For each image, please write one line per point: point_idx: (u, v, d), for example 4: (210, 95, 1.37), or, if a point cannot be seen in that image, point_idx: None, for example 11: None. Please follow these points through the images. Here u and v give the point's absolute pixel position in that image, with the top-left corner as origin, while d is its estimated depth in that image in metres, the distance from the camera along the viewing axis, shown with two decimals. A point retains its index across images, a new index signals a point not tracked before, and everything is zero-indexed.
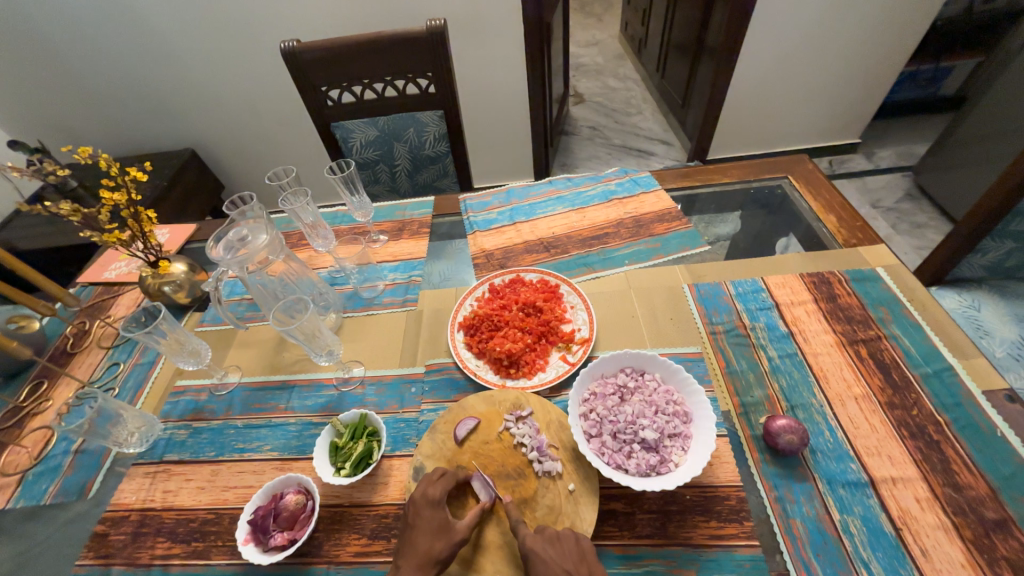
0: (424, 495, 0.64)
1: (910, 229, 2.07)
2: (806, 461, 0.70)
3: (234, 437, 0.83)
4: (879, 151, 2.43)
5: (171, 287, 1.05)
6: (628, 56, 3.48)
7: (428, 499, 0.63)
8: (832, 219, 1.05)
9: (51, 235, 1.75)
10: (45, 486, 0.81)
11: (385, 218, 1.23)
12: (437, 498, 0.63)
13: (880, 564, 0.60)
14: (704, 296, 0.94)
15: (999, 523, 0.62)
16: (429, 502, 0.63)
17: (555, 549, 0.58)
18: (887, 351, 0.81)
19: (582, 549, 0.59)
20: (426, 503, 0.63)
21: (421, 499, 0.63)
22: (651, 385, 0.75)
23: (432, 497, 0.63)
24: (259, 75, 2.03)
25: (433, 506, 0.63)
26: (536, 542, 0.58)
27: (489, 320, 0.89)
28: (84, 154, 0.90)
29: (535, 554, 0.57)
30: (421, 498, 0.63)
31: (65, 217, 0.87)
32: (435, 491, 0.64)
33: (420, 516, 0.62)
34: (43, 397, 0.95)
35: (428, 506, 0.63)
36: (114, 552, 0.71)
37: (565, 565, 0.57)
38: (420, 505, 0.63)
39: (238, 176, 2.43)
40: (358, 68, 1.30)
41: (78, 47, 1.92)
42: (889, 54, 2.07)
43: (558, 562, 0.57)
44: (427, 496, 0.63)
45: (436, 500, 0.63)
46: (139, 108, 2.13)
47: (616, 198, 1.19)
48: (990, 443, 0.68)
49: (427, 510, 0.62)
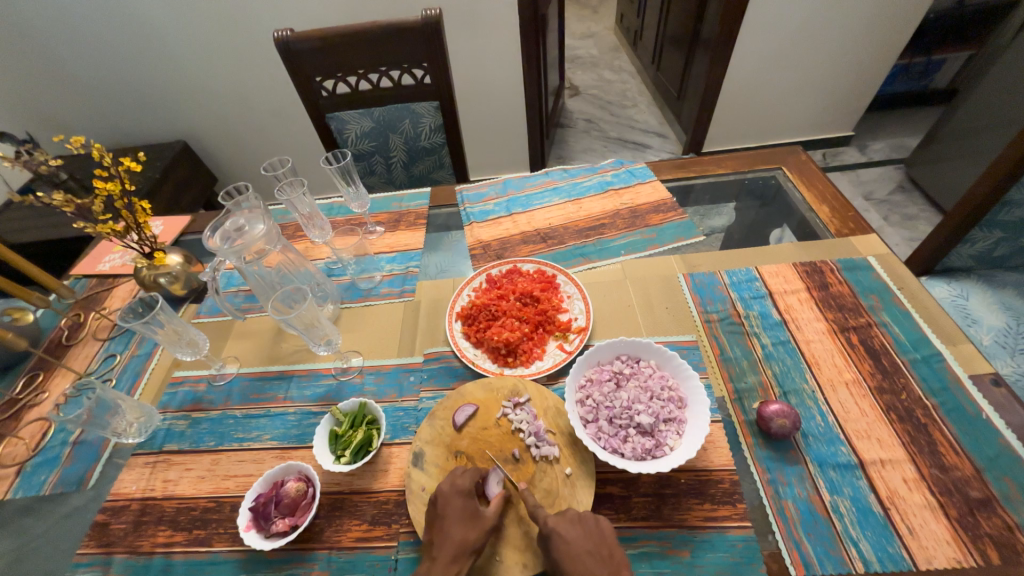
0: (452, 485, 0.64)
1: (901, 220, 2.09)
2: (798, 445, 0.72)
3: (234, 427, 0.83)
4: (871, 144, 2.45)
5: (166, 279, 1.05)
6: (624, 48, 3.47)
7: (458, 489, 0.63)
8: (825, 209, 1.06)
9: (42, 228, 1.72)
10: (45, 476, 0.82)
11: (382, 209, 1.23)
12: (467, 488, 0.64)
13: (869, 543, 0.62)
14: (699, 285, 0.95)
15: (983, 502, 0.64)
16: (458, 491, 0.63)
17: (577, 530, 0.60)
18: (877, 337, 0.83)
19: (602, 532, 0.60)
20: (455, 493, 0.63)
21: (452, 490, 0.64)
22: (646, 371, 0.76)
23: (460, 487, 0.64)
24: (251, 66, 2.01)
25: (463, 496, 0.63)
26: (560, 524, 0.60)
27: (486, 310, 0.90)
28: (77, 144, 0.89)
29: (558, 533, 0.59)
30: (450, 489, 0.64)
31: (58, 208, 0.88)
32: (463, 482, 0.64)
33: (451, 506, 0.62)
34: (39, 389, 0.95)
35: (460, 495, 0.63)
36: (115, 541, 0.72)
37: (585, 546, 0.58)
38: (448, 497, 0.63)
39: (231, 169, 2.41)
40: (352, 58, 1.29)
41: (66, 38, 1.89)
42: (882, 47, 2.08)
43: (579, 542, 0.58)
44: (456, 486, 0.64)
45: (466, 490, 0.64)
46: (129, 100, 2.10)
47: (612, 189, 1.20)
48: (975, 426, 0.70)
49: (458, 500, 0.63)
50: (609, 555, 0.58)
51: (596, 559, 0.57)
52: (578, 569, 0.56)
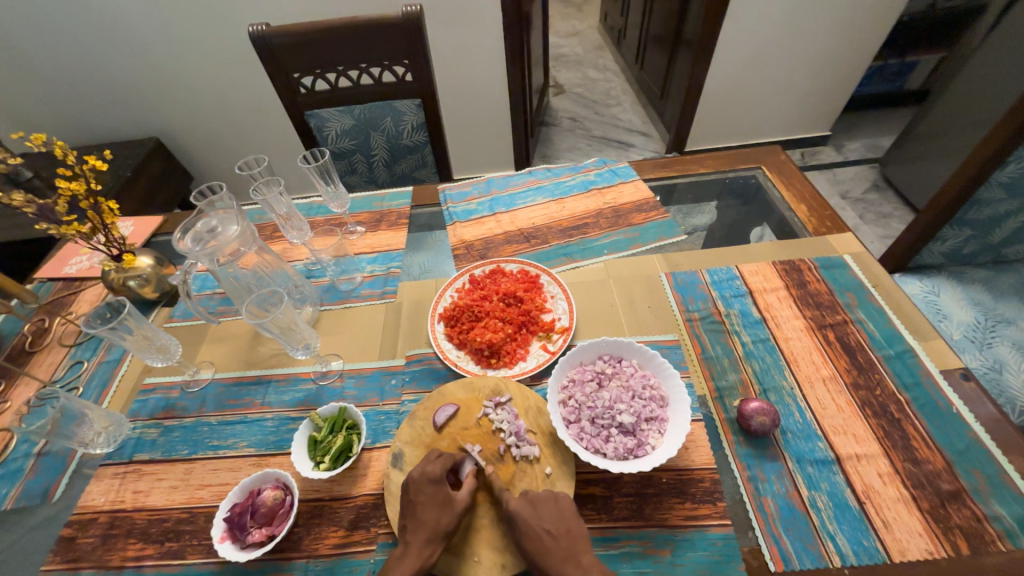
0: (423, 472, 0.64)
1: (876, 218, 2.15)
2: (777, 442, 0.73)
3: (208, 434, 0.81)
4: (848, 143, 2.51)
5: (136, 282, 1.01)
6: (607, 47, 3.48)
7: (429, 477, 0.63)
8: (803, 208, 1.08)
9: (5, 228, 1.65)
10: (6, 490, 0.78)
11: (362, 209, 1.21)
12: (437, 475, 0.64)
13: (845, 536, 0.63)
14: (681, 284, 0.96)
15: (953, 493, 0.65)
16: (429, 479, 0.63)
17: (551, 509, 0.61)
18: (853, 334, 0.84)
19: (563, 509, 0.62)
20: (427, 480, 0.63)
21: (422, 477, 0.63)
22: (629, 371, 0.76)
23: (430, 475, 0.63)
24: (228, 62, 1.96)
25: (434, 483, 0.63)
26: (521, 506, 0.61)
27: (470, 311, 0.89)
28: (38, 142, 0.85)
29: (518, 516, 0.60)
30: (421, 476, 0.63)
31: (19, 208, 0.84)
32: (434, 469, 0.64)
33: (422, 494, 0.62)
34: (0, 398, 0.91)
35: (431, 482, 0.63)
36: (82, 556, 0.69)
37: (547, 526, 0.60)
38: (420, 484, 0.63)
39: (207, 167, 2.34)
40: (331, 55, 1.26)
41: (29, 30, 1.81)
42: (857, 48, 2.12)
43: (538, 521, 0.60)
44: (427, 474, 0.63)
45: (436, 477, 0.63)
46: (98, 96, 2.03)
47: (595, 188, 1.20)
48: (946, 419, 0.72)
49: (430, 488, 0.63)
50: (570, 531, 0.60)
51: (556, 538, 0.58)
52: (538, 547, 0.58)
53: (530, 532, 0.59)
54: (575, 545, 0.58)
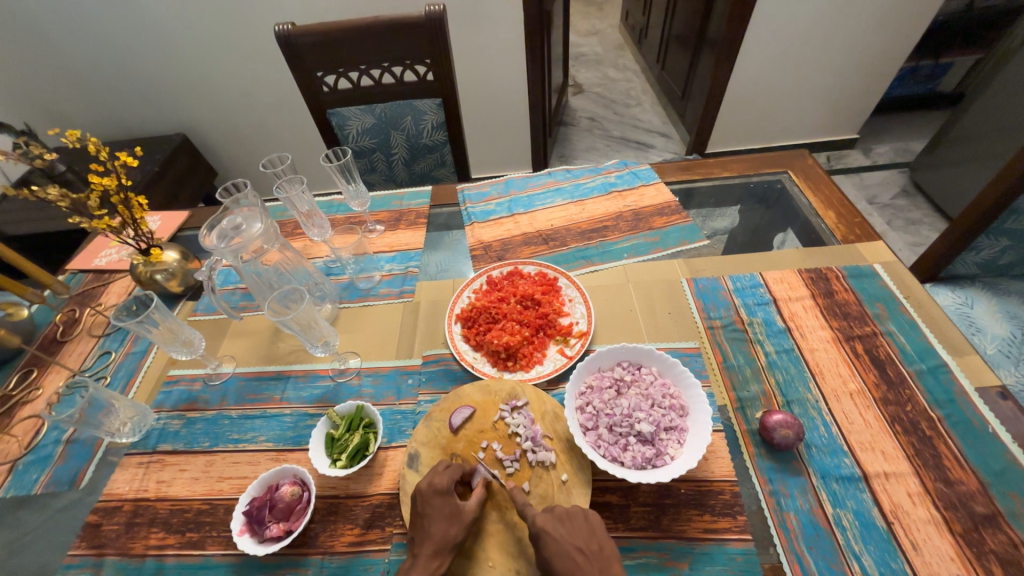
0: (431, 485, 0.64)
1: (904, 225, 2.08)
2: (801, 456, 0.71)
3: (229, 428, 0.82)
4: (876, 147, 2.43)
5: (162, 275, 1.03)
6: (628, 47, 3.44)
7: (436, 489, 0.63)
8: (831, 214, 1.04)
9: (39, 220, 1.70)
10: (36, 475, 0.80)
11: (382, 208, 1.22)
12: (445, 487, 0.63)
13: (871, 558, 0.61)
14: (703, 291, 0.94)
15: (988, 518, 0.63)
16: (436, 491, 0.63)
17: (565, 528, 0.59)
18: (882, 347, 0.81)
19: (592, 527, 0.60)
20: (435, 492, 0.63)
21: (430, 489, 0.63)
22: (648, 379, 0.75)
23: (439, 487, 0.63)
24: (253, 60, 1.99)
25: (442, 495, 0.63)
26: (547, 523, 0.59)
27: (487, 313, 0.88)
28: (73, 138, 0.87)
29: (547, 534, 0.58)
30: (428, 489, 0.64)
31: (53, 202, 0.85)
32: (442, 481, 0.64)
33: (430, 505, 0.62)
34: (33, 385, 0.94)
35: (439, 494, 0.63)
36: (107, 542, 0.71)
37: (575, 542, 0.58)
38: (427, 497, 0.63)
39: (231, 163, 2.39)
40: (354, 54, 1.28)
41: (64, 28, 1.87)
42: (889, 49, 2.05)
43: (568, 538, 0.58)
44: (434, 485, 0.64)
45: (444, 489, 0.63)
46: (128, 93, 2.09)
47: (615, 190, 1.18)
48: (981, 440, 0.69)
49: (437, 500, 0.63)
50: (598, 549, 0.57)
51: (585, 557, 0.56)
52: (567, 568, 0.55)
53: (559, 553, 0.56)
54: (608, 566, 0.56)
